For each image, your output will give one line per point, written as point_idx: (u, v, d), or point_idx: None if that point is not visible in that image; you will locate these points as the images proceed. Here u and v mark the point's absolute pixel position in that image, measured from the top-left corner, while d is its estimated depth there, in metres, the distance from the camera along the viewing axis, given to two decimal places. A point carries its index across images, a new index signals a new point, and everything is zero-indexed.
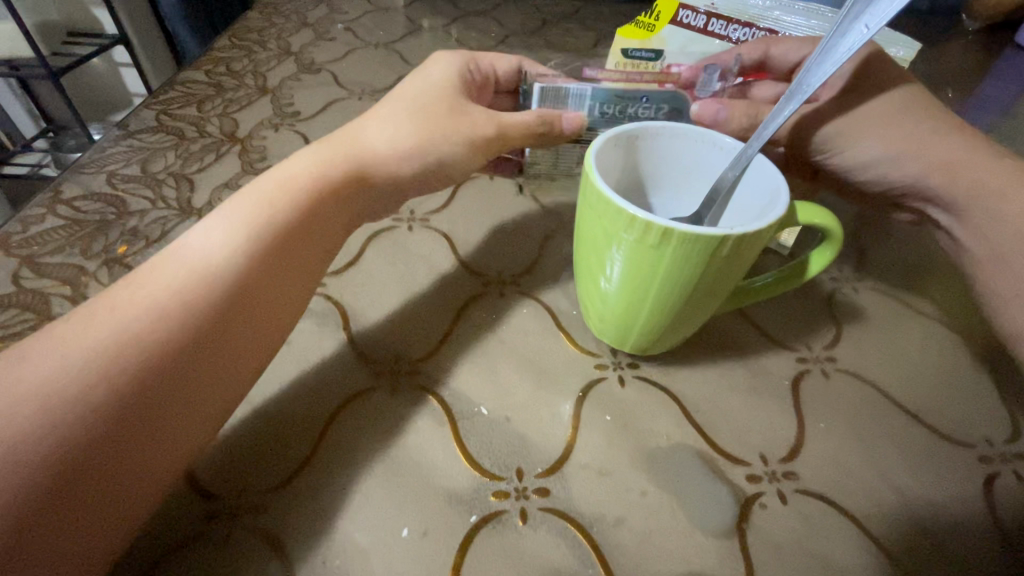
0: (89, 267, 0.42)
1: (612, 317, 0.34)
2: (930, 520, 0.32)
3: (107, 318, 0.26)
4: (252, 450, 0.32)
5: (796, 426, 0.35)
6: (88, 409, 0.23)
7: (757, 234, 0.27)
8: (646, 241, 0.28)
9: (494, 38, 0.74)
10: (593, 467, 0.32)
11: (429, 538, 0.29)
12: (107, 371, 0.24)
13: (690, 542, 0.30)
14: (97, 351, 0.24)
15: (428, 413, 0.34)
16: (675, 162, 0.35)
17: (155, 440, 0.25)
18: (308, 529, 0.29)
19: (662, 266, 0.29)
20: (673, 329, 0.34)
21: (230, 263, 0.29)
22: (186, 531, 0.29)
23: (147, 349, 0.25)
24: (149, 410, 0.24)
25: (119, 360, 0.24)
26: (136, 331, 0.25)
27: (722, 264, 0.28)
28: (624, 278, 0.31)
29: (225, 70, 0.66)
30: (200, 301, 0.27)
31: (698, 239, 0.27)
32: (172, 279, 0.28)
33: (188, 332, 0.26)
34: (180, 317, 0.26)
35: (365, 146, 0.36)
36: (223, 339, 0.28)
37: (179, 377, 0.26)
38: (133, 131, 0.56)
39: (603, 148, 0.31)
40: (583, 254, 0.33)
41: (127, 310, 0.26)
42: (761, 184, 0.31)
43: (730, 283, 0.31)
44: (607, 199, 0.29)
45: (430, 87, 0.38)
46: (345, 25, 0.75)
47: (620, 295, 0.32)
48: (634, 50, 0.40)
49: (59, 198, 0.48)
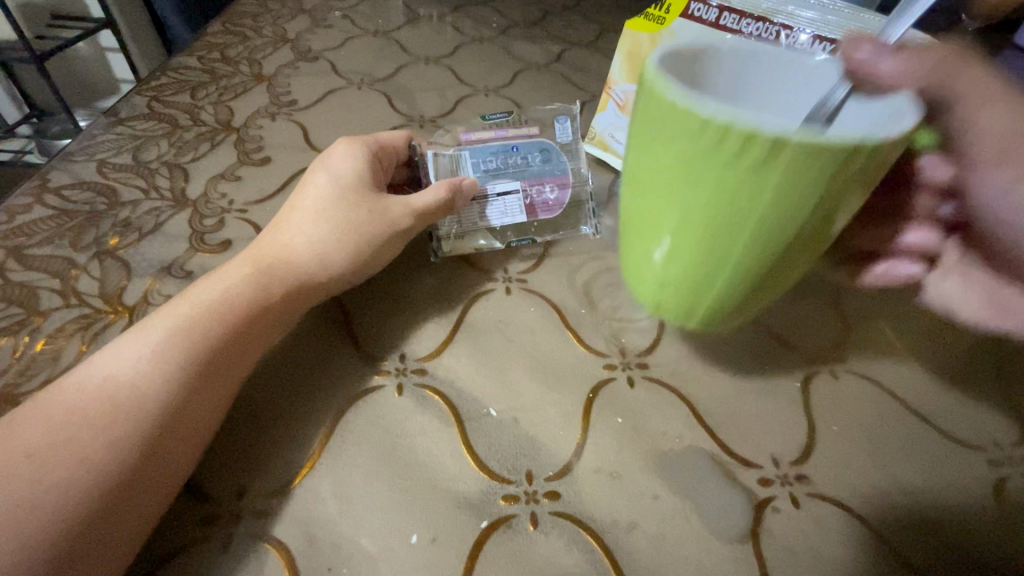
0: (79, 259, 0.41)
1: (673, 293, 0.28)
2: (943, 524, 0.32)
3: (60, 413, 0.26)
4: (253, 452, 0.31)
5: (808, 427, 0.35)
6: (65, 499, 0.24)
7: (889, 142, 0.20)
8: (740, 145, 0.20)
9: (494, 28, 0.73)
10: (605, 471, 0.31)
11: (437, 544, 0.28)
12: (77, 463, 0.24)
13: (703, 547, 0.29)
14: (57, 446, 0.25)
15: (434, 415, 0.33)
16: (756, 77, 0.27)
17: (130, 514, 0.25)
18: (312, 535, 0.28)
19: (745, 206, 0.22)
20: (761, 286, 0.27)
21: (190, 346, 0.29)
22: (186, 537, 0.28)
23: (109, 439, 0.25)
24: (126, 491, 0.25)
25: (86, 452, 0.25)
26: (97, 422, 0.25)
27: (839, 181, 0.21)
28: (679, 245, 0.26)
29: (219, 56, 0.64)
30: (164, 389, 0.27)
31: (822, 142, 0.19)
32: (157, 345, 0.28)
33: (153, 417, 0.26)
34: (144, 403, 0.27)
35: (286, 247, 0.35)
36: (192, 418, 0.28)
37: (152, 457, 0.26)
38: (124, 118, 0.54)
39: (666, 55, 0.23)
40: (642, 195, 0.25)
41: (83, 402, 0.26)
42: (879, 101, 0.23)
43: (841, 217, 0.24)
44: (673, 103, 0.21)
45: (337, 179, 0.37)
46: (343, 12, 0.73)
47: (675, 265, 0.27)
48: (558, 123, 0.44)
49: (47, 186, 0.46)
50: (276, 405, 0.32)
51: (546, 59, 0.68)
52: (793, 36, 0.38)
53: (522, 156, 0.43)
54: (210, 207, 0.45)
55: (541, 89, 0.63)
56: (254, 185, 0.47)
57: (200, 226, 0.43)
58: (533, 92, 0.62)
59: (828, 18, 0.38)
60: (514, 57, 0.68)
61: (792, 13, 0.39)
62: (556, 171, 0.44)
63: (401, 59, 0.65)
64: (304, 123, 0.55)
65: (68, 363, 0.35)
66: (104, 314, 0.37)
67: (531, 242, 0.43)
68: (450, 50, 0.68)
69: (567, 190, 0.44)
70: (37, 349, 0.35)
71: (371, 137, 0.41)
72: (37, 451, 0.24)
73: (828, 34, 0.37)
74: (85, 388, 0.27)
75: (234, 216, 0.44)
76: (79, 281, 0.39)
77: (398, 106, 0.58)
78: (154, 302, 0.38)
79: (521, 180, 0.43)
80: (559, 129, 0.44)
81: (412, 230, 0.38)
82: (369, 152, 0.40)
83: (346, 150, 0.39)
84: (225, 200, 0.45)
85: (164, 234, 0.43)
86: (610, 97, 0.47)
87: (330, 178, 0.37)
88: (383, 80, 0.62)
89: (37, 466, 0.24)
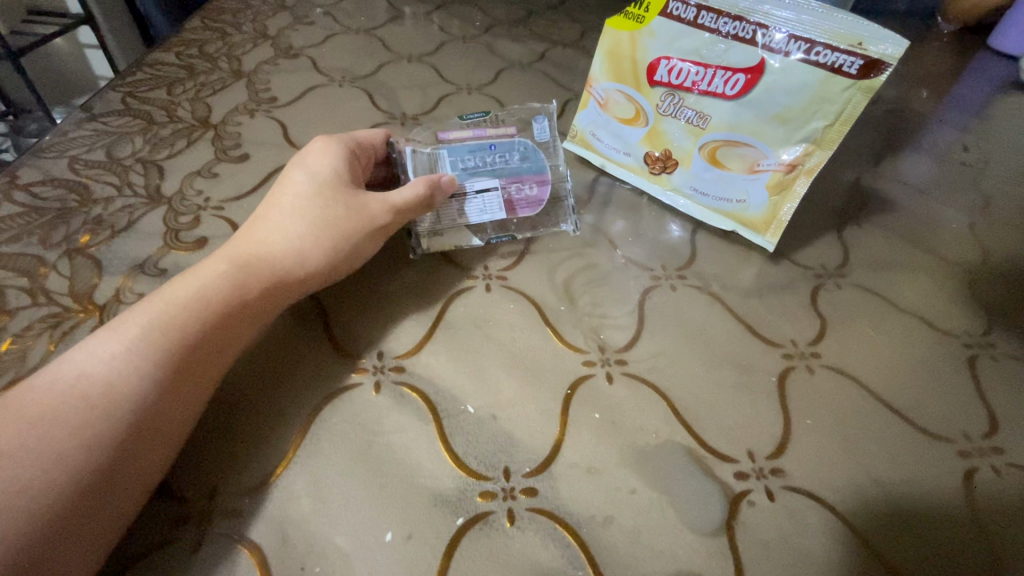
0: (49, 257, 0.40)
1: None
2: (914, 515, 0.32)
3: (29, 412, 0.25)
4: (226, 452, 0.30)
5: (783, 421, 0.35)
6: (35, 501, 0.23)
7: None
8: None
9: (478, 27, 0.73)
10: (582, 465, 0.32)
11: (413, 541, 0.28)
12: (47, 465, 0.23)
13: (680, 541, 0.29)
14: (27, 446, 0.24)
15: (412, 413, 0.33)
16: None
17: (101, 515, 0.25)
18: (285, 534, 0.28)
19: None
20: None
21: (167, 344, 0.28)
22: (157, 538, 0.27)
23: (82, 439, 0.24)
24: (97, 491, 0.24)
25: (57, 452, 0.24)
26: (69, 422, 0.25)
27: None
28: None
29: (197, 52, 0.63)
30: (139, 387, 0.26)
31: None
32: (130, 342, 0.27)
33: (128, 417, 0.26)
34: (118, 402, 0.26)
35: (264, 245, 0.34)
36: (167, 417, 0.27)
37: (125, 456, 0.25)
38: (98, 113, 0.53)
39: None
40: None
41: (53, 401, 0.25)
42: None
43: None
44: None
45: (315, 176, 0.37)
46: (325, 9, 0.73)
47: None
48: (537, 124, 0.44)
49: (17, 183, 0.45)
50: (252, 404, 0.32)
51: (529, 57, 0.68)
52: (769, 35, 0.39)
53: (500, 154, 0.43)
54: (186, 204, 0.44)
55: (524, 88, 0.63)
56: (231, 182, 0.46)
57: (175, 223, 0.42)
58: (516, 90, 0.62)
59: (803, 18, 0.38)
60: (498, 55, 0.68)
61: (768, 13, 0.39)
62: (534, 168, 0.44)
63: (383, 57, 0.65)
64: (283, 120, 0.54)
65: (36, 362, 0.34)
66: (73, 312, 0.36)
67: (511, 238, 0.44)
68: (432, 48, 0.68)
69: (547, 187, 0.44)
70: (2, 349, 0.34)
71: (348, 135, 0.41)
72: (4, 452, 0.23)
73: (803, 34, 0.37)
74: (55, 387, 0.26)
75: (209, 213, 0.43)
76: (48, 279, 0.38)
77: (379, 104, 0.58)
78: (126, 300, 0.37)
79: (499, 178, 0.43)
80: (537, 128, 0.44)
81: (391, 228, 0.38)
82: (347, 150, 0.39)
83: (324, 148, 0.38)
84: (201, 197, 0.45)
85: (137, 231, 0.42)
86: (591, 95, 0.48)
87: (307, 175, 0.37)
88: (365, 77, 0.61)
89: (3, 467, 0.23)
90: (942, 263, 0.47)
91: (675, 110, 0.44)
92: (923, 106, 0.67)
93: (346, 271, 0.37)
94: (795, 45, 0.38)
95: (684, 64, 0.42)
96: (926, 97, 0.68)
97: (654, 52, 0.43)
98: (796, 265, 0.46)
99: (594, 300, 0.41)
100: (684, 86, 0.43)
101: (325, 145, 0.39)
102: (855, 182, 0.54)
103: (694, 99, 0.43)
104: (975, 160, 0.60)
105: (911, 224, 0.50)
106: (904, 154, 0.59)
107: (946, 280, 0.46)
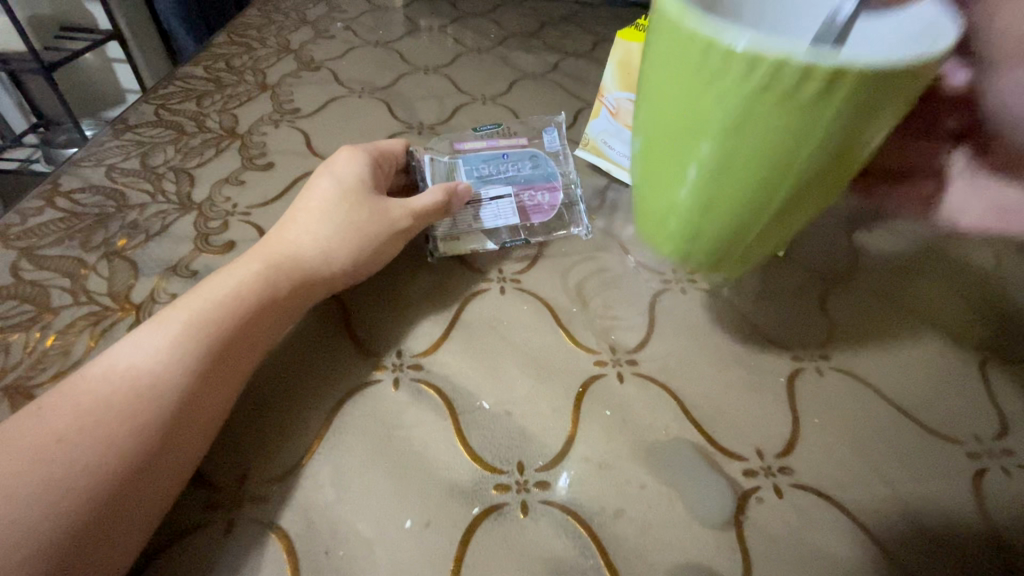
0: (88, 259, 0.42)
1: (705, 219, 0.32)
2: (923, 514, 0.33)
3: (83, 400, 0.27)
4: (257, 442, 0.32)
5: (792, 421, 0.36)
6: (90, 481, 0.25)
7: (905, 80, 0.24)
8: (775, 88, 0.25)
9: (492, 39, 0.75)
10: (593, 460, 0.33)
11: (431, 529, 0.29)
12: (101, 448, 0.25)
13: (689, 534, 0.30)
14: (83, 431, 0.26)
15: (430, 408, 0.34)
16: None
17: (146, 497, 0.26)
18: (311, 520, 0.29)
19: (782, 122, 0.26)
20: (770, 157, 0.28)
21: (206, 338, 0.30)
22: (193, 521, 0.29)
23: (132, 426, 0.26)
24: (144, 474, 0.26)
25: (109, 437, 0.26)
26: (120, 410, 0.26)
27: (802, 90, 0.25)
28: (739, 116, 0.27)
29: (224, 66, 0.66)
30: (182, 378, 0.28)
31: (870, 76, 0.24)
32: (173, 336, 0.29)
33: (171, 406, 0.28)
34: (163, 392, 0.28)
35: (293, 246, 0.36)
36: (206, 406, 0.29)
37: (168, 442, 0.27)
38: (132, 124, 0.56)
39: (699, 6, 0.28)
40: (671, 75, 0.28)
41: (104, 391, 0.27)
42: (928, 16, 0.27)
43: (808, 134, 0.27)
44: (704, 43, 0.26)
45: (341, 183, 0.39)
46: (345, 24, 0.76)
47: (723, 149, 0.29)
48: (547, 139, 0.49)
49: (58, 190, 0.48)
50: (280, 397, 0.34)
51: (542, 68, 0.70)
52: None
53: (512, 163, 0.46)
54: (215, 210, 0.46)
55: (537, 97, 0.64)
56: (257, 189, 0.49)
57: (205, 228, 0.45)
58: (529, 100, 0.64)
59: None
60: (512, 67, 0.69)
61: None
62: (546, 176, 0.46)
63: (401, 68, 0.67)
64: (305, 130, 0.56)
65: (77, 358, 0.36)
66: (112, 311, 0.38)
67: (524, 242, 0.45)
68: (448, 60, 0.70)
69: (558, 194, 0.46)
70: (47, 344, 0.36)
71: (372, 145, 0.43)
72: (64, 437, 0.25)
73: None
74: (106, 377, 0.28)
75: (237, 219, 0.46)
76: (88, 281, 0.40)
77: (398, 114, 0.60)
78: (160, 300, 0.39)
79: (512, 186, 0.45)
80: (547, 140, 0.48)
81: (411, 231, 0.39)
82: (371, 158, 0.41)
83: (350, 157, 0.40)
84: (229, 204, 0.47)
85: (171, 235, 0.44)
86: (602, 105, 0.49)
87: (334, 181, 0.39)
88: (384, 88, 0.64)
89: (63, 450, 0.25)
90: (953, 267, 0.47)
91: None
92: None
93: (369, 272, 0.39)
94: None
95: None
96: None
97: None
98: (805, 269, 0.46)
99: (606, 302, 0.42)
100: None
101: (350, 154, 0.41)
102: None
103: None
104: None
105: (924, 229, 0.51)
106: None
107: (957, 283, 0.46)
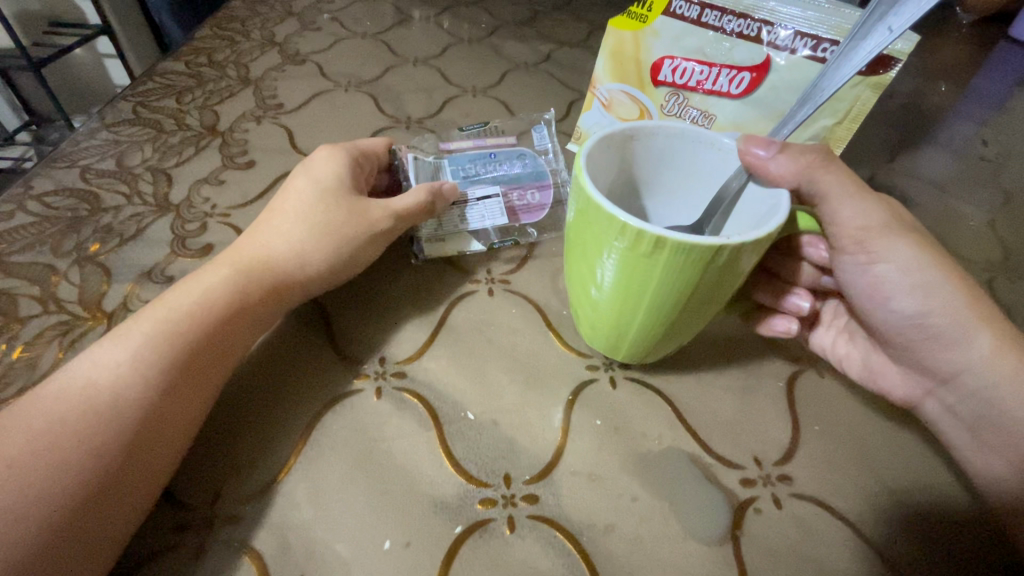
0: (60, 266, 0.40)
1: (602, 332, 0.33)
2: (928, 526, 0.31)
3: (38, 421, 0.25)
4: (229, 457, 0.30)
5: (791, 427, 0.35)
6: (47, 506, 0.23)
7: (755, 244, 0.25)
8: (638, 249, 0.26)
9: (483, 29, 0.72)
10: (583, 473, 0.31)
11: (412, 549, 0.28)
12: (56, 471, 0.24)
13: (682, 549, 0.29)
14: (37, 454, 0.24)
15: (412, 420, 0.33)
16: (675, 165, 0.32)
17: (111, 521, 0.25)
18: (286, 540, 0.28)
19: (653, 286, 0.27)
20: (673, 331, 0.31)
21: (169, 351, 0.28)
22: (160, 543, 0.27)
23: (90, 446, 0.25)
24: (103, 497, 0.25)
25: (65, 459, 0.24)
26: (76, 429, 0.25)
27: (680, 304, 0.28)
28: (616, 287, 0.29)
29: (206, 60, 0.64)
30: (144, 394, 0.27)
31: (695, 250, 0.25)
32: (134, 350, 0.28)
33: (132, 424, 0.26)
34: (125, 409, 0.26)
35: (266, 249, 0.34)
36: (172, 422, 0.28)
37: (131, 462, 0.26)
38: (110, 123, 0.54)
39: (594, 148, 0.29)
40: (574, 256, 0.31)
41: (61, 410, 0.26)
42: (764, 191, 0.29)
43: (715, 301, 0.29)
44: (597, 204, 0.27)
45: (318, 182, 0.37)
46: (332, 15, 0.73)
47: (611, 303, 0.30)
48: (538, 137, 0.48)
49: (31, 193, 0.46)
50: (253, 409, 0.32)
51: (535, 58, 0.68)
52: (775, 32, 0.38)
53: (500, 163, 0.45)
54: (192, 213, 0.45)
55: (530, 89, 0.62)
56: (238, 188, 0.47)
57: (182, 230, 0.43)
58: (521, 93, 0.62)
59: (809, 13, 0.37)
60: (504, 58, 0.67)
61: (773, 9, 0.38)
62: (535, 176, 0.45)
63: (388, 61, 0.65)
64: (288, 127, 0.54)
65: (45, 370, 0.34)
66: (83, 320, 0.37)
67: (514, 243, 0.43)
68: (438, 51, 0.68)
69: (547, 195, 0.45)
70: (14, 357, 0.35)
71: (353, 142, 0.41)
72: (17, 460, 0.24)
73: (810, 30, 0.37)
74: (63, 396, 0.26)
75: (216, 220, 0.44)
76: (59, 288, 0.39)
77: (385, 109, 0.58)
78: (133, 308, 0.38)
79: (499, 185, 0.44)
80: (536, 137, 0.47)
81: (392, 232, 0.38)
82: (351, 157, 0.40)
83: (329, 157, 0.39)
84: (208, 204, 0.45)
85: (146, 239, 0.42)
86: (595, 96, 0.47)
87: (310, 182, 0.37)
88: (371, 81, 0.62)
89: (16, 475, 0.24)
90: (960, 260, 0.46)
91: (680, 110, 0.44)
92: (941, 99, 0.65)
93: (349, 274, 0.37)
94: (801, 42, 0.38)
95: (688, 63, 0.41)
96: (946, 90, 0.67)
97: (657, 52, 0.42)
98: None
99: None
100: (688, 86, 0.42)
101: (329, 154, 0.39)
102: (872, 179, 0.53)
103: (699, 98, 0.43)
104: (994, 155, 0.58)
105: (931, 221, 0.49)
106: (922, 149, 0.57)
107: None
